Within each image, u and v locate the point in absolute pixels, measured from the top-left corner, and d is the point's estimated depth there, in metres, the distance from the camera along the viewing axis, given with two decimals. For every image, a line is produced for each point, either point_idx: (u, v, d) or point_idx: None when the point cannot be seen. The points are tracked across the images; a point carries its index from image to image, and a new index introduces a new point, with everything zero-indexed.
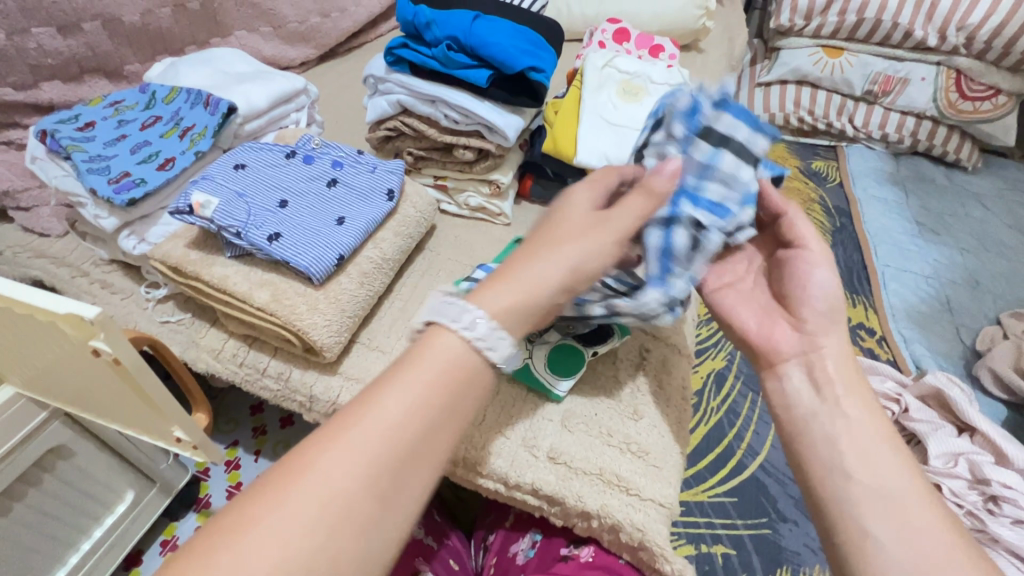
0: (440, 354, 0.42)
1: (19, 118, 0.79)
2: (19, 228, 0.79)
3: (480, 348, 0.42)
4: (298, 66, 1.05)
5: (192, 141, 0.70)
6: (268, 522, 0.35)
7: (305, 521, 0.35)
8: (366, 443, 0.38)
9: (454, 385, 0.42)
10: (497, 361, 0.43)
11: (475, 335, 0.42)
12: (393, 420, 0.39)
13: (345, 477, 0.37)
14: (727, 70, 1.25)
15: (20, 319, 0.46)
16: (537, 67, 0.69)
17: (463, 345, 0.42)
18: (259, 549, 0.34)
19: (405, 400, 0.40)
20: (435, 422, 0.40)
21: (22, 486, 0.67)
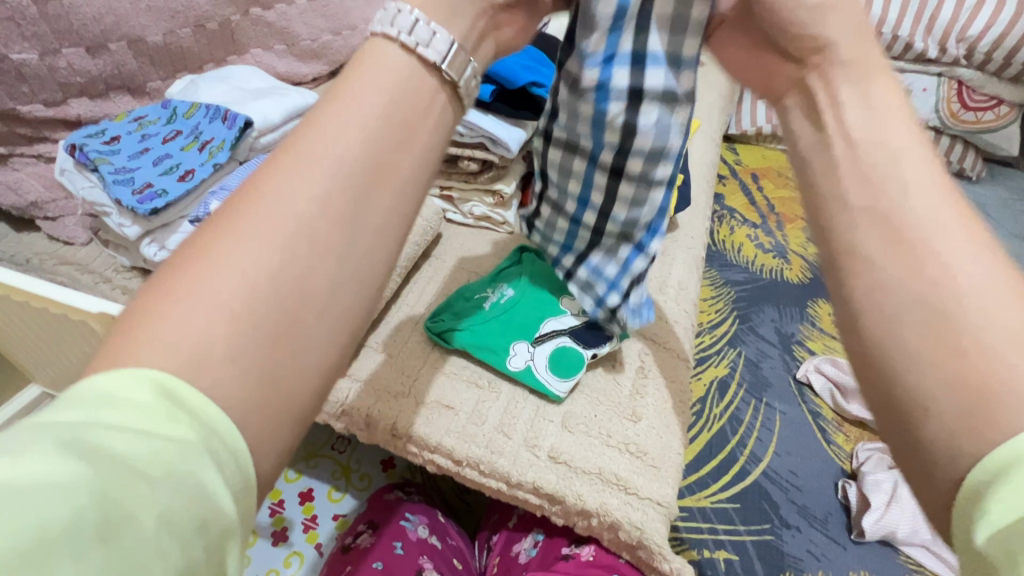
0: (383, 71, 0.32)
1: (49, 133, 0.83)
2: (45, 237, 0.83)
3: (403, 37, 0.32)
4: (310, 82, 1.09)
5: (211, 154, 0.74)
6: (204, 271, 0.27)
7: (260, 261, 0.27)
8: (308, 166, 0.29)
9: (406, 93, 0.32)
10: (437, 54, 0.33)
11: (404, 34, 0.32)
12: (341, 141, 0.30)
13: (295, 204, 0.29)
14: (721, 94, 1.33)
15: (58, 319, 0.49)
16: (539, 82, 0.73)
17: (402, 60, 0.32)
18: (204, 299, 0.26)
19: (348, 108, 0.31)
20: (391, 122, 0.31)
21: None
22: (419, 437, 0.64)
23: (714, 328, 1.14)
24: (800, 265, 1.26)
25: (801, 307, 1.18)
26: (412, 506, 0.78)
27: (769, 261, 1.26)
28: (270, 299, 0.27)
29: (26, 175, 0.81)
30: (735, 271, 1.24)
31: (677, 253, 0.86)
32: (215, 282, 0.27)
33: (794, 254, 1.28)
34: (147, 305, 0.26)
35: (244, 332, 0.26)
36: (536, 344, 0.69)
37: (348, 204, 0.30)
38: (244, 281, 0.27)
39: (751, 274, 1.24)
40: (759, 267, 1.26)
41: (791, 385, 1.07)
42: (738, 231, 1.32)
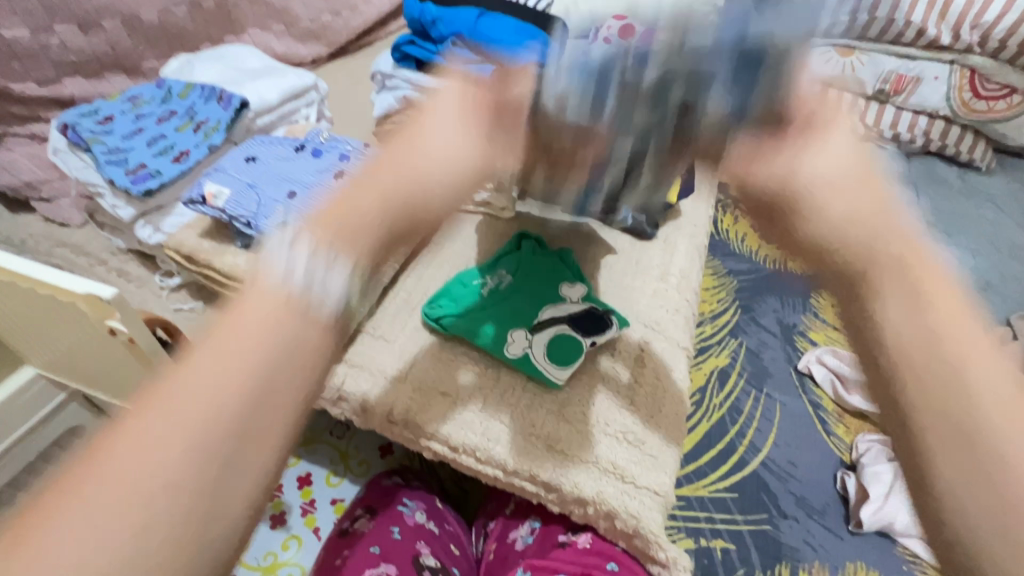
0: (264, 302, 0.36)
1: (43, 113, 0.82)
2: (41, 218, 0.82)
3: (303, 285, 0.36)
4: (309, 64, 1.07)
5: (206, 134, 0.72)
6: (111, 471, 0.30)
7: (171, 471, 0.30)
8: (209, 385, 0.32)
9: (277, 344, 0.34)
10: (327, 290, 0.36)
11: (301, 285, 0.36)
12: (240, 335, 0.34)
13: (200, 391, 0.32)
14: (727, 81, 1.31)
15: (40, 300, 0.46)
16: None
17: (284, 289, 0.36)
18: (107, 507, 0.29)
19: (246, 346, 0.33)
20: (283, 326, 0.35)
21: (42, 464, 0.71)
22: (415, 423, 0.64)
23: (716, 318, 1.13)
24: None
25: (804, 298, 1.17)
26: (410, 492, 0.78)
27: (773, 250, 1.25)
28: (175, 498, 0.30)
29: (20, 155, 0.80)
30: (738, 261, 1.23)
31: (680, 241, 0.85)
32: (120, 467, 0.30)
33: None
34: (50, 516, 0.29)
35: (145, 532, 0.29)
36: (535, 334, 0.68)
37: (244, 384, 0.33)
38: (146, 454, 0.30)
39: (754, 264, 1.22)
40: (763, 257, 1.24)
41: (791, 376, 1.06)
42: (742, 220, 1.31)
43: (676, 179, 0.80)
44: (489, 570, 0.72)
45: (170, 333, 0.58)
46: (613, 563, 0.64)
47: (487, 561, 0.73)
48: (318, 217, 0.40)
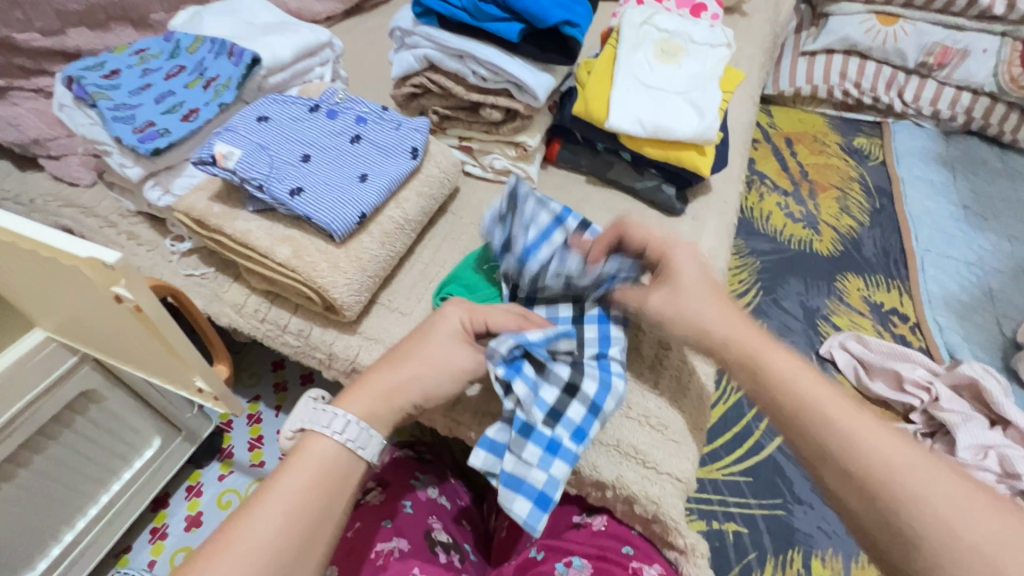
0: (314, 459, 0.45)
1: (48, 66, 0.78)
2: (50, 177, 0.80)
3: (352, 448, 0.46)
4: (323, 21, 1.03)
5: (216, 92, 0.69)
6: (239, 538, 0.41)
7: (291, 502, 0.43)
8: (289, 489, 0.43)
9: (329, 488, 0.45)
10: (366, 457, 0.46)
11: (341, 434, 0.46)
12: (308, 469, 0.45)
13: (273, 522, 0.42)
14: (761, 48, 1.24)
15: (46, 262, 0.43)
16: (572, 21, 0.65)
17: (334, 446, 0.46)
18: (254, 526, 0.41)
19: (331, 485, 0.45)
20: (332, 481, 0.45)
21: (54, 427, 0.70)
22: None
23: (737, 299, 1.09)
24: (831, 237, 1.20)
25: (829, 281, 1.12)
26: (423, 467, 0.79)
27: (798, 231, 1.20)
28: (296, 515, 0.42)
29: (26, 110, 0.77)
30: (762, 241, 1.18)
31: (709, 217, 0.80)
32: None
33: (826, 225, 1.21)
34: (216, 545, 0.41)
35: (278, 536, 0.41)
36: None
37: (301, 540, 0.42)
38: None
39: (778, 244, 1.18)
40: (788, 237, 1.19)
41: (812, 360, 1.02)
42: (768, 198, 1.25)
43: (709, 152, 0.74)
44: (502, 547, 0.71)
45: (179, 302, 0.55)
46: (628, 546, 0.62)
47: (500, 538, 0.72)
48: (346, 390, 0.50)
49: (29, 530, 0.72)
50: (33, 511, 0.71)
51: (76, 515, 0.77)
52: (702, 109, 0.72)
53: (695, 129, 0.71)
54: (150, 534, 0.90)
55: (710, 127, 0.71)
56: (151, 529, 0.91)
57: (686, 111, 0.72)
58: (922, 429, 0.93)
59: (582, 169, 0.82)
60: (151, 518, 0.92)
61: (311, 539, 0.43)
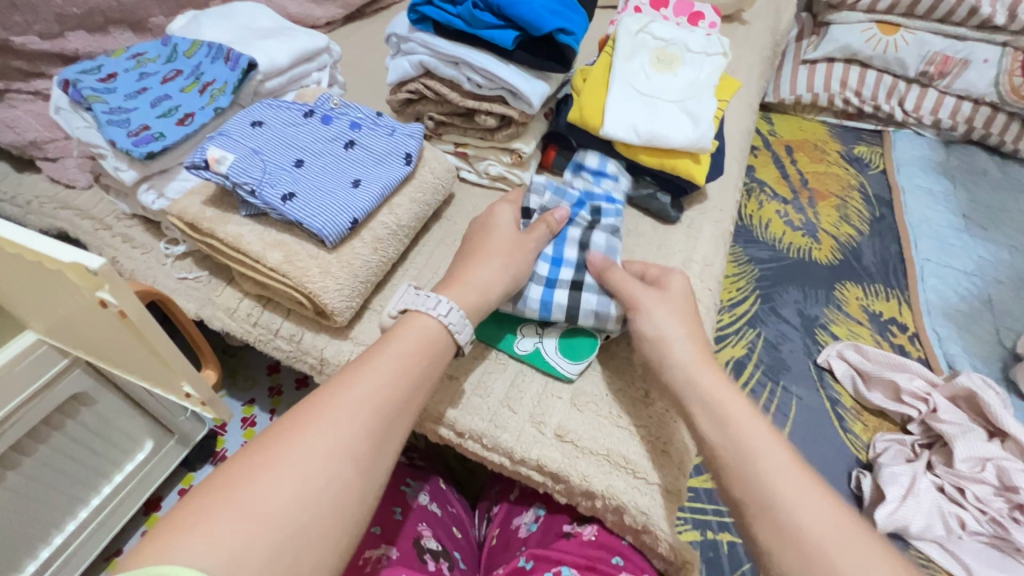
0: (417, 335, 0.53)
1: (46, 68, 0.78)
2: (46, 179, 0.80)
3: (450, 329, 0.54)
4: (323, 26, 1.04)
5: (212, 97, 0.69)
6: (356, 385, 0.47)
7: (397, 365, 0.50)
8: (396, 355, 0.50)
9: (427, 360, 0.52)
10: (461, 341, 0.55)
11: (444, 317, 0.54)
12: (410, 339, 0.52)
13: (382, 377, 0.48)
14: (761, 56, 1.25)
15: (32, 266, 0.43)
16: (567, 29, 0.65)
17: (436, 325, 0.54)
18: (367, 378, 0.48)
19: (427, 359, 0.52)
20: (429, 357, 0.52)
21: (45, 429, 0.70)
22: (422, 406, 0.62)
23: (735, 307, 1.09)
24: (830, 245, 1.19)
25: (827, 289, 1.12)
26: (414, 473, 0.78)
27: (797, 238, 1.20)
28: (399, 378, 0.49)
29: (24, 113, 0.77)
30: (761, 249, 1.18)
31: (704, 225, 0.80)
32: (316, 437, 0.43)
33: (825, 233, 1.21)
34: (331, 390, 0.46)
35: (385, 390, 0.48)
36: (545, 328, 0.66)
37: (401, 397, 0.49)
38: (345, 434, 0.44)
39: (777, 252, 1.17)
40: (786, 245, 1.19)
41: (810, 369, 1.01)
42: (767, 206, 1.25)
43: (704, 160, 0.74)
44: (492, 555, 0.71)
45: (167, 308, 0.55)
46: (618, 557, 0.62)
47: (490, 546, 0.72)
48: (442, 285, 0.58)
49: (18, 533, 0.72)
50: (23, 513, 0.71)
51: (66, 517, 0.77)
52: (697, 117, 0.72)
53: (690, 138, 0.71)
54: None
55: (705, 136, 0.71)
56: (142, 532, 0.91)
57: (680, 120, 0.72)
58: (919, 440, 0.92)
59: None
60: (143, 521, 0.92)
61: (412, 399, 0.49)
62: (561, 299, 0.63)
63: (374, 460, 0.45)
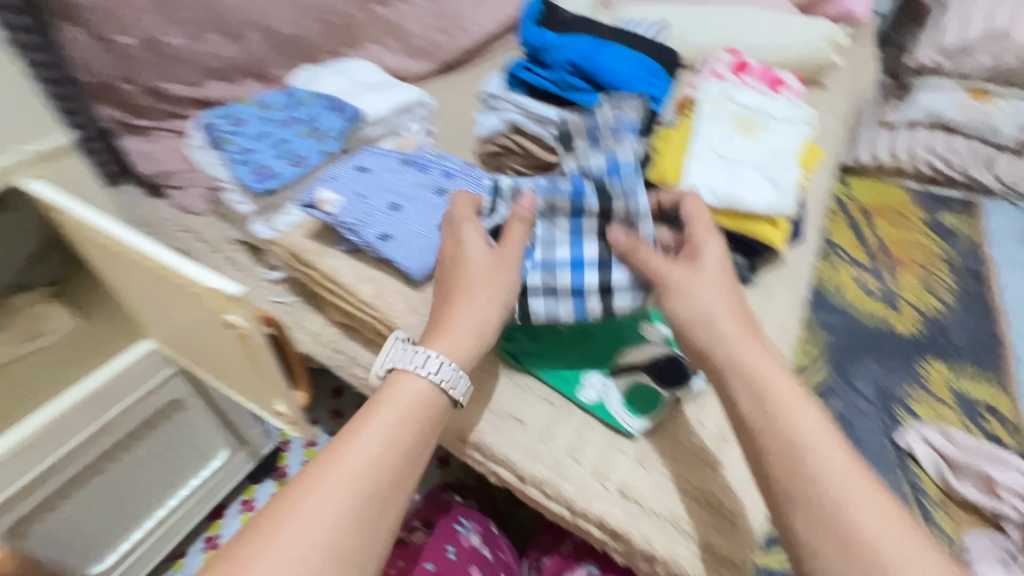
0: (410, 390, 0.51)
1: (186, 111, 0.90)
2: (171, 204, 0.91)
3: (441, 383, 0.51)
4: (416, 79, 1.14)
5: (324, 142, 0.77)
6: (353, 446, 0.46)
7: (394, 423, 0.48)
8: (394, 412, 0.49)
9: (421, 425, 0.50)
10: (453, 392, 0.52)
11: (433, 374, 0.51)
12: (406, 393, 0.50)
13: (380, 437, 0.47)
14: (839, 122, 1.25)
15: (173, 285, 0.49)
16: (652, 96, 0.70)
17: (426, 382, 0.51)
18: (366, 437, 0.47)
19: (422, 412, 0.50)
20: (424, 411, 0.50)
21: (144, 430, 0.77)
22: (488, 447, 0.64)
23: (805, 374, 1.04)
24: (911, 317, 1.13)
25: (907, 364, 1.05)
26: (466, 511, 0.80)
27: (874, 306, 1.14)
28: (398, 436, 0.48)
29: (163, 147, 0.89)
30: (833, 315, 1.12)
31: (780, 290, 0.79)
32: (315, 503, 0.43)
33: (906, 304, 1.15)
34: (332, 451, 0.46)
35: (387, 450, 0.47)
36: (612, 378, 0.65)
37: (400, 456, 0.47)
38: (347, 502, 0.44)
39: (853, 320, 1.12)
40: (862, 312, 1.13)
41: (888, 450, 0.94)
42: (840, 269, 1.20)
43: (783, 226, 0.75)
44: None
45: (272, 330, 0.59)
46: None
47: None
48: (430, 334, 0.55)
49: (105, 524, 0.77)
50: (112, 505, 0.77)
51: (146, 514, 0.83)
52: (778, 184, 0.73)
53: (770, 204, 0.72)
54: (204, 541, 0.96)
55: (786, 204, 0.72)
56: (205, 537, 0.96)
57: (762, 185, 0.73)
58: (1019, 545, 0.83)
59: None
60: (206, 527, 0.97)
61: (412, 455, 0.48)
62: (593, 307, 0.60)
63: (374, 520, 0.45)
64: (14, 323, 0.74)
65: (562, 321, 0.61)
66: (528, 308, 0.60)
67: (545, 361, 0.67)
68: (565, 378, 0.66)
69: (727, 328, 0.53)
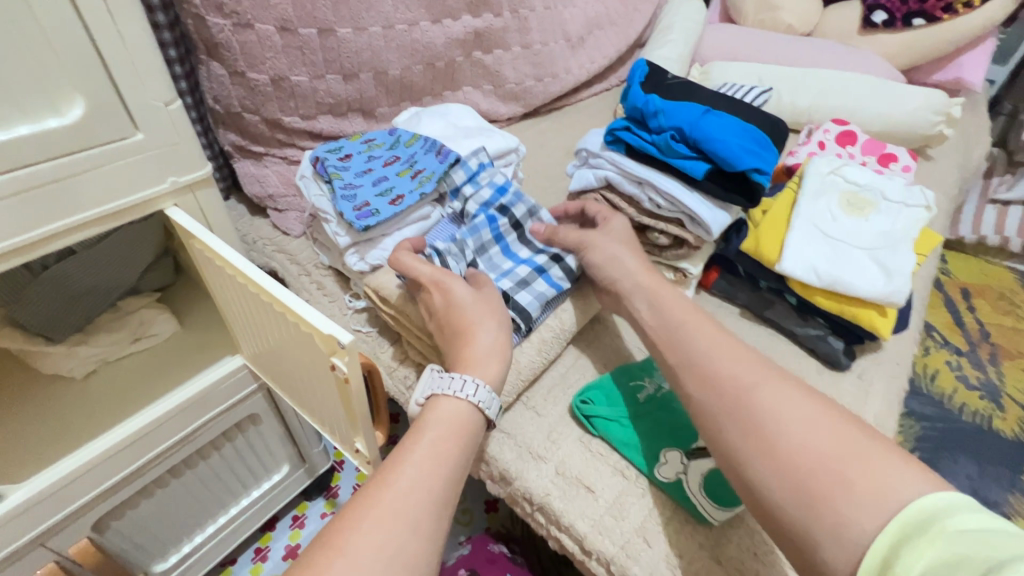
0: (449, 411, 0.54)
1: (297, 141, 0.96)
2: (269, 224, 0.97)
3: (478, 404, 0.54)
4: (504, 120, 1.17)
5: (420, 182, 0.78)
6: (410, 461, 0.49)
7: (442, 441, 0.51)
8: (441, 431, 0.52)
9: (466, 445, 0.52)
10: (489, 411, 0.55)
11: (472, 396, 0.54)
12: (447, 415, 0.54)
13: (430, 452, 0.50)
14: (946, 197, 1.16)
15: (284, 320, 0.51)
16: (761, 168, 0.67)
17: (466, 404, 0.54)
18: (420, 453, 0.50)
19: (462, 430, 0.53)
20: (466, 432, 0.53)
21: (221, 439, 0.80)
22: (552, 512, 0.61)
23: None
24: (1018, 416, 1.01)
25: (1013, 471, 0.94)
26: (514, 568, 0.79)
27: (974, 400, 1.03)
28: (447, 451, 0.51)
29: (272, 172, 0.95)
30: (924, 403, 1.03)
31: (879, 378, 0.73)
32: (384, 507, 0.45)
33: (1010, 401, 1.04)
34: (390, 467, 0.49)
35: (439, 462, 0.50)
36: (692, 459, 0.61)
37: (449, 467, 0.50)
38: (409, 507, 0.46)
39: (945, 411, 1.02)
40: (959, 405, 1.03)
41: None
42: (935, 354, 1.10)
43: (891, 314, 0.70)
44: None
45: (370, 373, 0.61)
46: None
47: None
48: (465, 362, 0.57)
49: (175, 525, 0.81)
50: (182, 506, 0.81)
51: (209, 520, 0.86)
52: (889, 269, 0.68)
53: (880, 290, 0.67)
54: (253, 552, 0.97)
55: (898, 291, 0.67)
56: (255, 548, 0.98)
57: (870, 269, 0.69)
58: None
59: (738, 303, 0.78)
60: (257, 538, 0.99)
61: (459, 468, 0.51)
62: (558, 276, 0.71)
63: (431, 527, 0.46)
64: (121, 325, 0.77)
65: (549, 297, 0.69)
66: (517, 302, 0.67)
67: (613, 426, 0.65)
68: (640, 453, 0.63)
69: (772, 372, 0.53)
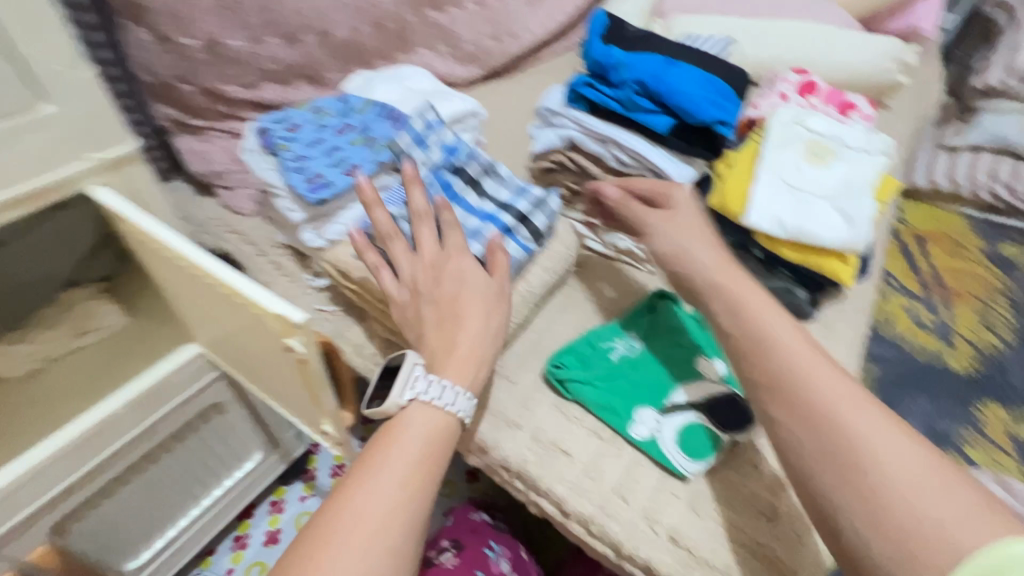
0: (421, 417, 0.53)
1: (240, 112, 0.89)
2: (217, 203, 0.91)
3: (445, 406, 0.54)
4: (464, 84, 1.10)
5: (376, 151, 0.74)
6: (381, 467, 0.49)
7: (413, 449, 0.51)
8: (413, 439, 0.52)
9: (435, 452, 0.52)
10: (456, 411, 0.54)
11: (438, 399, 0.54)
12: (418, 423, 0.53)
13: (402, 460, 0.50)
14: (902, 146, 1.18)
15: (233, 303, 0.48)
16: (725, 120, 0.66)
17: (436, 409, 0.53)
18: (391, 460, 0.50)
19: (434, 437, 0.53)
20: (439, 439, 0.53)
21: (185, 430, 0.77)
22: (530, 478, 0.62)
23: None
24: (967, 353, 1.07)
25: (963, 405, 1.00)
26: (496, 535, 0.80)
27: (928, 340, 1.08)
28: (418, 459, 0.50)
29: (216, 147, 0.89)
30: (883, 346, 1.06)
31: (841, 325, 0.74)
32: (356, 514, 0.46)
33: (961, 338, 1.09)
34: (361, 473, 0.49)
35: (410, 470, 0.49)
36: (665, 416, 0.63)
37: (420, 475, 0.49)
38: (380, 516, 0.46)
39: (902, 353, 1.06)
40: (914, 346, 1.07)
41: None
42: (893, 300, 1.13)
43: (852, 262, 0.71)
44: None
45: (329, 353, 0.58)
46: None
47: None
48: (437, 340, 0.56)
49: (144, 519, 0.79)
50: (149, 501, 0.78)
51: (180, 513, 0.84)
52: (850, 217, 0.69)
53: (842, 238, 0.68)
54: (232, 541, 0.96)
55: (859, 239, 0.68)
56: (234, 536, 0.96)
57: (833, 218, 0.69)
58: None
59: None
60: (235, 526, 0.97)
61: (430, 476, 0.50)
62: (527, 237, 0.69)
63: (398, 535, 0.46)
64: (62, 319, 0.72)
65: (522, 257, 0.68)
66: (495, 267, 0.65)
67: (586, 390, 0.65)
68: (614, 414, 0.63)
69: (746, 323, 0.53)
